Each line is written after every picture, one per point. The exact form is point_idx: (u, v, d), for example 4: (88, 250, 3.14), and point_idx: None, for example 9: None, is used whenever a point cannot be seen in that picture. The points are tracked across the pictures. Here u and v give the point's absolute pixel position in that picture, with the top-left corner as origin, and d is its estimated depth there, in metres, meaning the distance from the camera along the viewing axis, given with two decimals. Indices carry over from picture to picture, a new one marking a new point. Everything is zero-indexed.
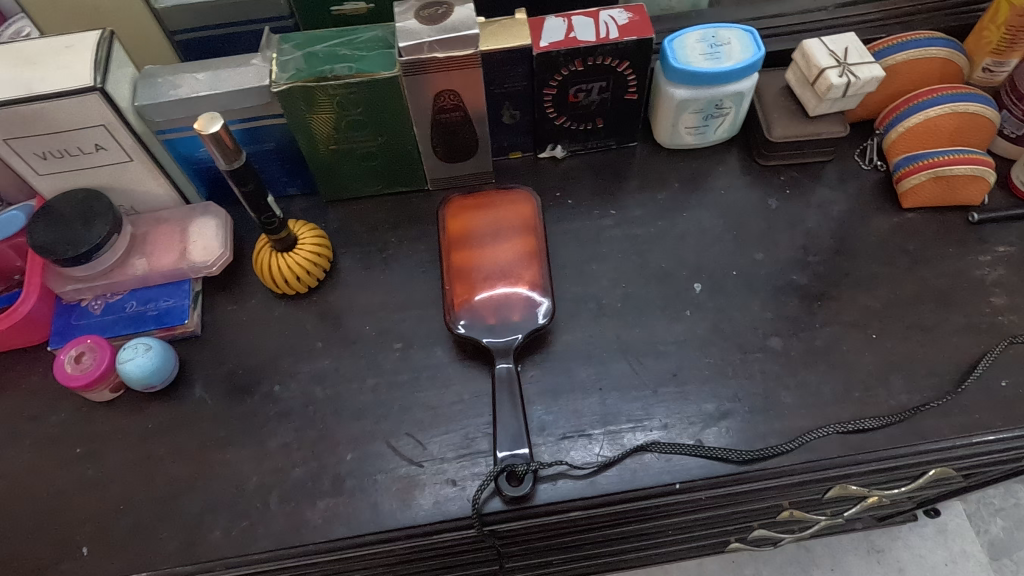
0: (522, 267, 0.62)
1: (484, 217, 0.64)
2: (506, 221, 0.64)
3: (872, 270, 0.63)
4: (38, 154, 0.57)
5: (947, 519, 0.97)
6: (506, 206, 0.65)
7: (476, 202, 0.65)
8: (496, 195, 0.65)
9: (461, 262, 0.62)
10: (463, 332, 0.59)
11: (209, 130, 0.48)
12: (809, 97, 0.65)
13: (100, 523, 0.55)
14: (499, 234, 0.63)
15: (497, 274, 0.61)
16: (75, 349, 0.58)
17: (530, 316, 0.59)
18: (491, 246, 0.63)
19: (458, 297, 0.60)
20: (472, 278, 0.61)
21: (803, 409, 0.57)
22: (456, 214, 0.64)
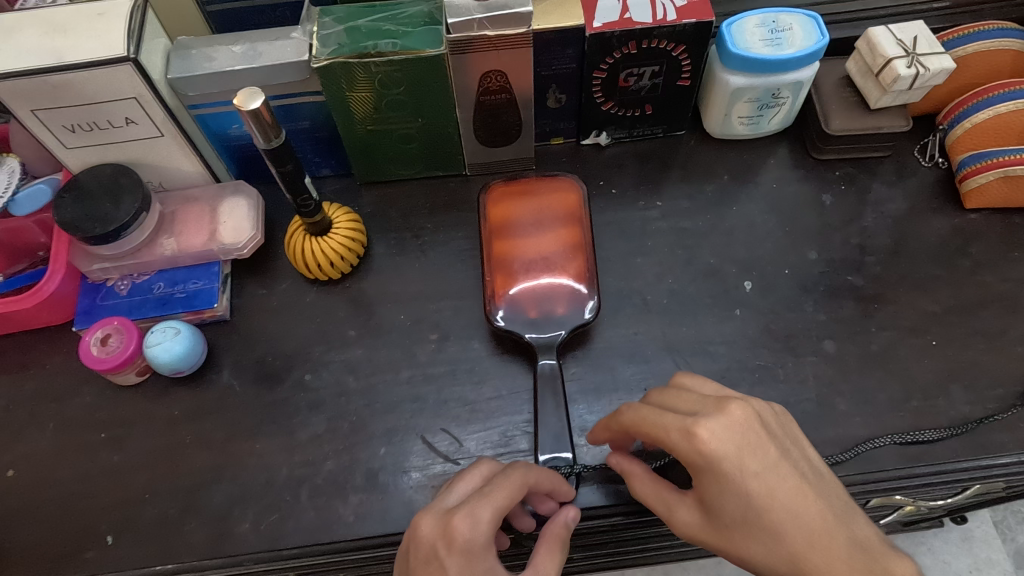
0: (566, 260, 0.59)
1: (526, 206, 0.61)
2: (549, 212, 0.61)
3: (933, 273, 0.60)
4: (66, 127, 0.55)
5: (973, 525, 0.90)
6: (550, 195, 0.62)
7: (516, 189, 0.62)
8: (538, 182, 0.62)
9: (502, 252, 0.59)
10: (504, 325, 0.56)
11: (249, 107, 0.46)
12: (871, 88, 0.61)
13: (125, 512, 0.53)
14: (542, 224, 0.61)
15: (541, 267, 0.59)
16: (101, 331, 0.56)
17: (574, 311, 0.57)
18: (534, 237, 0.60)
19: (498, 289, 0.58)
20: (514, 270, 0.59)
21: (859, 417, 0.54)
22: (497, 202, 0.61)
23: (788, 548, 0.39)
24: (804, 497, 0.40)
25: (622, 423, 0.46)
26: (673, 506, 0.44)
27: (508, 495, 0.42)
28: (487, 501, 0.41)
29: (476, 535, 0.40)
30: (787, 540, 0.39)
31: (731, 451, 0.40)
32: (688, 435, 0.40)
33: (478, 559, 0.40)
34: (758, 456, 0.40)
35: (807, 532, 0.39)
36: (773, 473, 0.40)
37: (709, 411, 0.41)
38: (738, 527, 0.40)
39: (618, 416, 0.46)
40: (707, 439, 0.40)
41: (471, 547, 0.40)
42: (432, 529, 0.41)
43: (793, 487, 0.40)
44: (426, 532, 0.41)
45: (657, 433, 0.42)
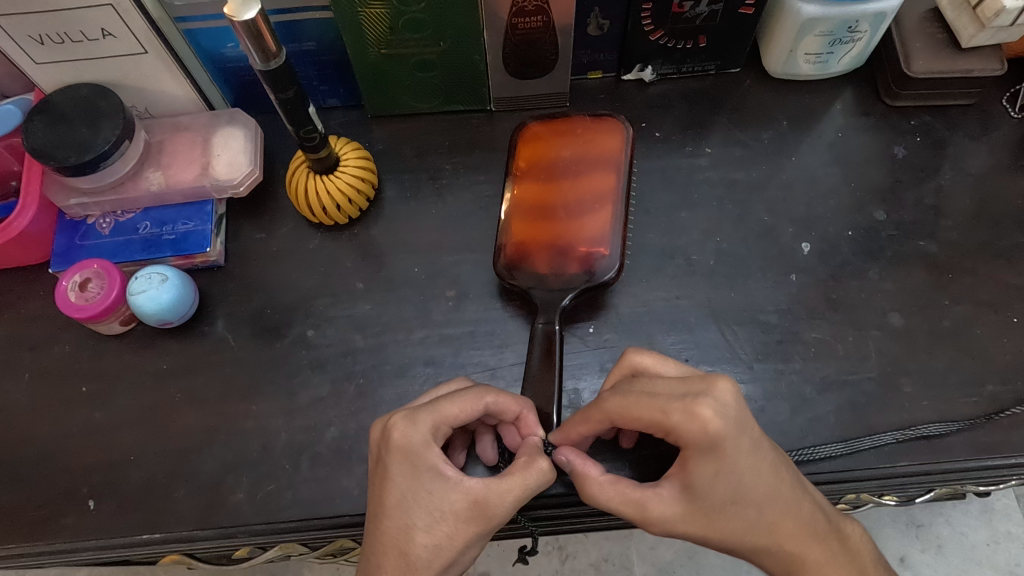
0: (596, 210, 0.52)
1: (564, 145, 0.54)
2: (585, 154, 0.54)
3: (1017, 240, 0.53)
4: (34, 37, 0.48)
5: (995, 498, 0.83)
6: (590, 135, 0.54)
7: (558, 126, 0.55)
8: (584, 120, 0.55)
9: (526, 193, 0.53)
10: (516, 281, 0.51)
11: (241, 17, 0.38)
12: (965, 24, 0.53)
13: (108, 475, 0.49)
14: (577, 166, 0.54)
15: (565, 214, 0.52)
16: (80, 275, 0.50)
17: (589, 269, 0.50)
18: (563, 179, 0.53)
19: (512, 241, 0.52)
20: (535, 216, 0.52)
21: (926, 401, 0.48)
22: (533, 138, 0.55)
23: (767, 519, 0.37)
24: (780, 473, 0.37)
25: (599, 406, 0.39)
26: (647, 505, 0.37)
27: (463, 413, 0.40)
28: (431, 408, 0.39)
29: (411, 436, 0.38)
30: (767, 513, 0.37)
31: (733, 432, 0.35)
32: (691, 415, 0.35)
33: (416, 461, 0.38)
34: (749, 435, 0.36)
35: (784, 503, 0.37)
36: (757, 460, 0.36)
37: (703, 390, 0.36)
38: (726, 509, 0.36)
39: (597, 405, 0.39)
40: (712, 418, 0.35)
41: (416, 458, 0.38)
42: (378, 429, 0.40)
43: (775, 468, 0.37)
44: (376, 433, 0.40)
45: (648, 417, 0.37)
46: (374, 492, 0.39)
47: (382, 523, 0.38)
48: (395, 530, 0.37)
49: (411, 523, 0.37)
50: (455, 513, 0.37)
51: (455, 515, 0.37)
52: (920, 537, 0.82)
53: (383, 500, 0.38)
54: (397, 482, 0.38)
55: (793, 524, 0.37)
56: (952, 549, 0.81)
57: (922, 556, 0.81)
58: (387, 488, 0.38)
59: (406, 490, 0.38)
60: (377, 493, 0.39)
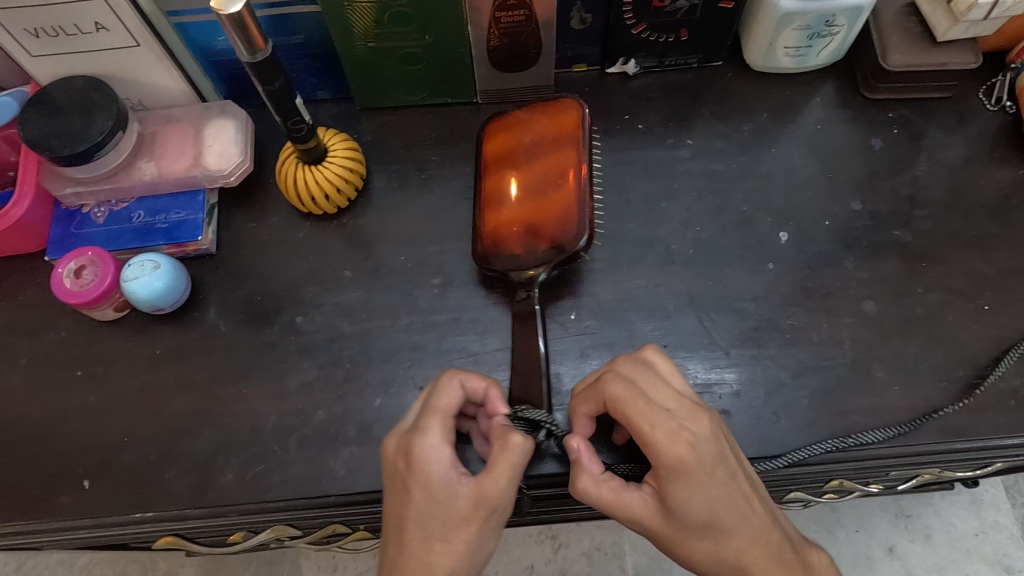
0: (556, 187, 0.52)
1: (525, 133, 0.55)
2: (543, 136, 0.54)
3: (990, 230, 0.54)
4: (30, 31, 0.49)
5: (983, 488, 0.84)
6: (546, 118, 0.55)
7: (516, 117, 0.56)
8: (538, 105, 0.55)
9: (496, 188, 0.54)
10: (495, 266, 0.52)
11: (227, 11, 0.39)
12: (940, 18, 0.54)
13: (102, 456, 0.50)
14: (537, 150, 0.54)
15: (530, 196, 0.53)
16: (75, 262, 0.51)
17: (557, 241, 0.51)
18: (527, 166, 0.54)
19: (485, 231, 0.54)
20: (505, 205, 0.54)
21: (897, 386, 0.50)
22: (496, 133, 0.56)
23: (732, 548, 0.39)
24: (752, 504, 0.39)
25: (600, 397, 0.41)
26: (629, 503, 0.40)
27: (452, 408, 0.42)
28: (434, 415, 0.41)
29: (426, 447, 0.40)
30: (732, 543, 0.39)
31: (710, 462, 0.38)
32: (679, 440, 0.38)
33: (427, 471, 0.39)
34: (726, 468, 0.38)
35: (752, 532, 0.39)
36: (727, 495, 0.38)
37: (687, 418, 0.39)
38: (696, 529, 0.39)
39: (596, 388, 0.41)
40: (690, 449, 0.38)
41: (428, 471, 0.39)
42: (392, 445, 0.42)
43: (746, 501, 0.39)
44: (390, 448, 0.42)
45: (638, 424, 0.39)
46: (392, 508, 0.40)
47: (405, 540, 0.39)
48: (417, 544, 0.39)
49: (431, 534, 0.39)
50: (463, 515, 0.39)
51: (465, 518, 0.39)
52: (909, 528, 0.83)
53: (403, 514, 0.39)
54: (412, 496, 0.39)
55: (757, 556, 0.39)
56: (940, 539, 0.83)
57: (910, 546, 0.83)
58: (405, 503, 0.39)
59: (422, 501, 0.39)
60: (395, 508, 0.40)
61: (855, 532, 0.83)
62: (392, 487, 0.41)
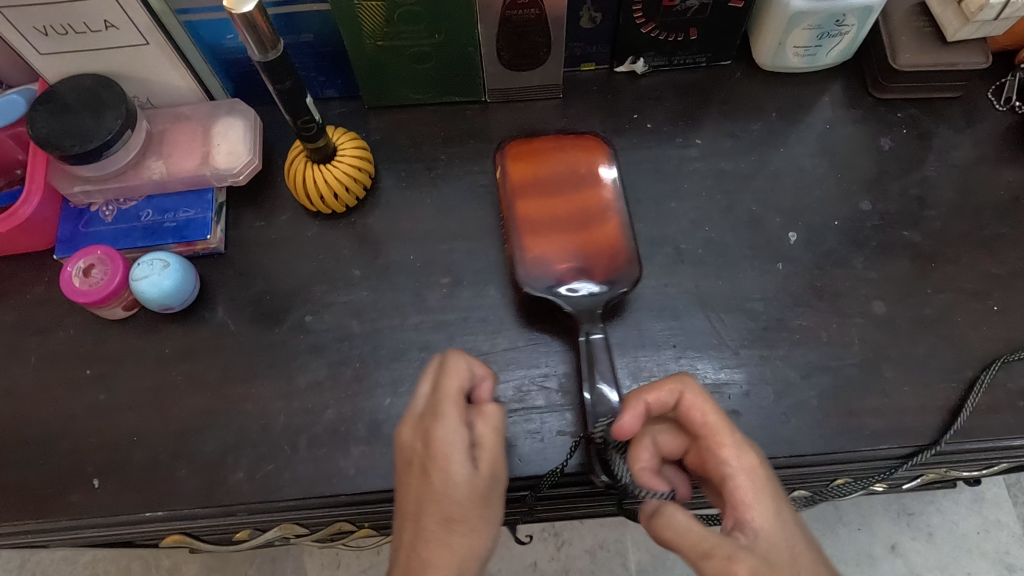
0: (594, 223, 0.54)
1: (555, 162, 0.55)
2: (581, 166, 0.55)
3: (1000, 231, 0.54)
4: (38, 29, 0.49)
5: (986, 487, 0.85)
6: (577, 153, 0.56)
7: (543, 145, 0.56)
8: (572, 138, 0.56)
9: (525, 211, 0.54)
10: (530, 291, 0.51)
11: (241, 10, 0.39)
12: (951, 17, 0.54)
13: (111, 454, 0.50)
14: (567, 183, 0.55)
15: (563, 226, 0.54)
16: (84, 261, 0.51)
17: (616, 277, 0.52)
18: (556, 197, 0.54)
19: (523, 257, 0.52)
20: (541, 232, 0.53)
21: (906, 387, 0.50)
22: (516, 163, 0.55)
23: None
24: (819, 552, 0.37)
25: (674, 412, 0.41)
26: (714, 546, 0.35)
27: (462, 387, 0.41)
28: (450, 398, 0.41)
29: (444, 429, 0.39)
30: None
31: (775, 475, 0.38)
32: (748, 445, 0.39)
33: (440, 450, 0.39)
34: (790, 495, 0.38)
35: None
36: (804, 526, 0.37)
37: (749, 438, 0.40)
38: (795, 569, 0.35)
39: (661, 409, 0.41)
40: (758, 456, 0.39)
41: (450, 457, 0.39)
42: (407, 433, 0.41)
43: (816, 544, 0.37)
44: (407, 436, 0.41)
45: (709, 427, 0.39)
46: (408, 494, 0.40)
47: (424, 522, 0.38)
48: (437, 528, 0.38)
49: (451, 514, 0.38)
50: (477, 500, 0.39)
51: (480, 501, 0.39)
52: (911, 526, 0.83)
53: (423, 499, 0.39)
54: (428, 479, 0.39)
55: None
56: (942, 537, 0.83)
57: (913, 544, 0.83)
58: (426, 486, 0.39)
59: (443, 484, 0.38)
60: (412, 492, 0.39)
61: (857, 530, 0.83)
62: (408, 472, 0.40)
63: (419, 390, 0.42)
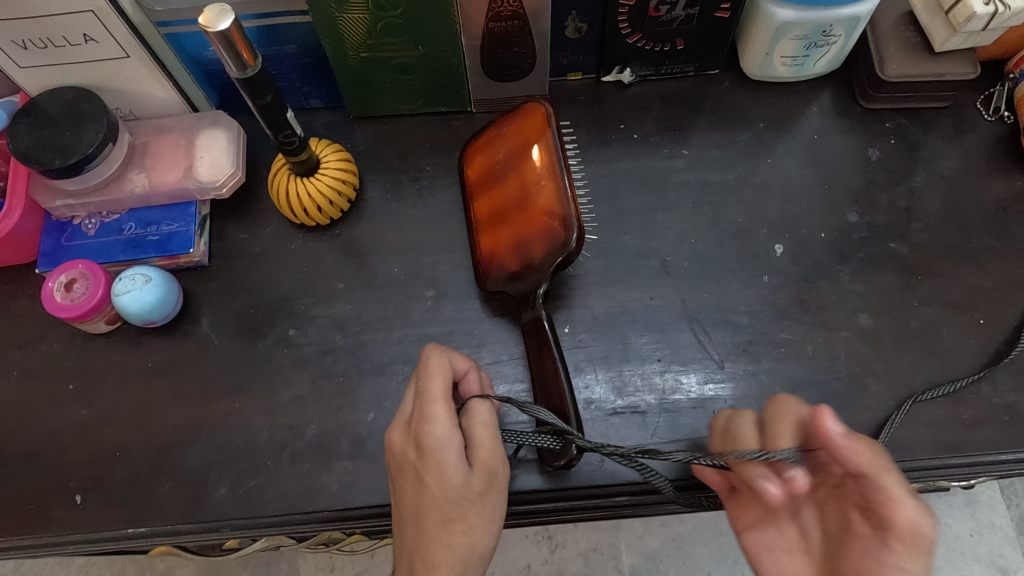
0: (534, 196, 0.48)
1: (497, 150, 0.53)
2: (518, 143, 0.51)
3: (987, 243, 0.54)
4: (18, 43, 0.48)
5: (979, 488, 0.84)
6: (515, 126, 0.51)
7: (489, 135, 0.54)
8: (505, 118, 0.53)
9: (482, 207, 0.54)
10: (495, 288, 0.52)
11: (216, 29, 0.39)
12: (939, 28, 0.53)
13: (95, 470, 0.50)
14: (508, 165, 0.52)
15: (511, 213, 0.51)
16: (65, 276, 0.51)
17: (548, 249, 0.47)
18: (504, 180, 0.52)
19: (482, 255, 0.53)
20: (494, 227, 0.52)
21: (892, 401, 0.50)
22: (477, 154, 0.55)
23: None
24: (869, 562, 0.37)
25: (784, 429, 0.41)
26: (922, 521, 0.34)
27: (447, 386, 0.41)
28: (433, 399, 0.40)
29: (426, 434, 0.40)
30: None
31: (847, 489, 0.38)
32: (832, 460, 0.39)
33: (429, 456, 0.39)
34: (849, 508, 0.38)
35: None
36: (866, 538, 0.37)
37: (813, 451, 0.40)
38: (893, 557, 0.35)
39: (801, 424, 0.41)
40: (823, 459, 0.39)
41: (443, 458, 0.39)
42: (398, 437, 0.41)
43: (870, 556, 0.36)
44: (398, 439, 0.41)
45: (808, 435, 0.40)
46: (404, 497, 0.41)
47: (425, 526, 0.39)
48: (437, 529, 0.39)
49: (450, 516, 0.39)
50: (475, 492, 0.40)
51: (484, 484, 0.40)
52: None
53: (420, 502, 0.39)
54: (421, 483, 0.40)
55: None
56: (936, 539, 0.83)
57: None
58: (421, 493, 0.39)
59: (438, 490, 0.39)
60: (408, 495, 0.40)
61: None
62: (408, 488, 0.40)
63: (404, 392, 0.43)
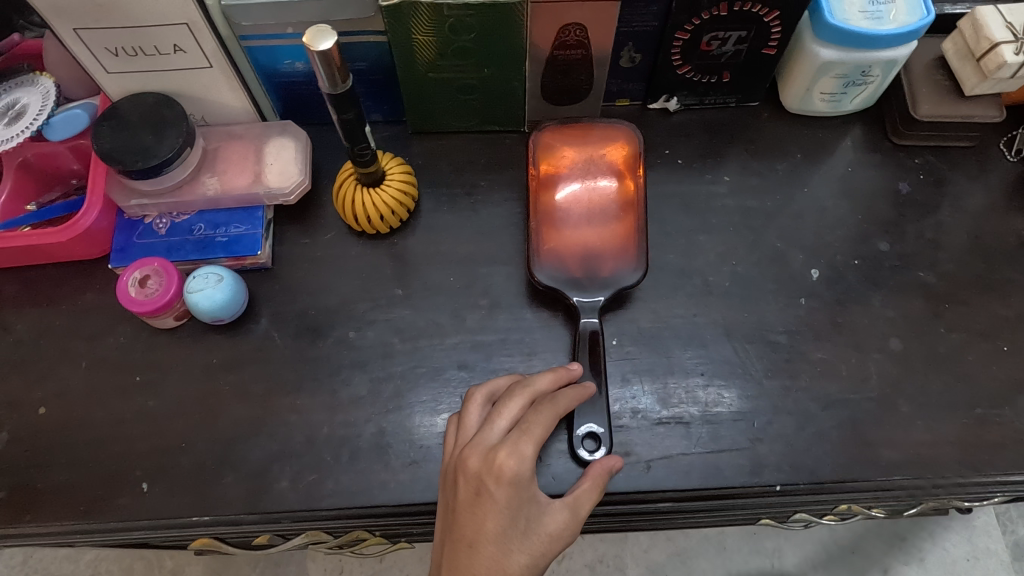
0: (615, 217, 0.57)
1: (579, 158, 0.59)
2: (602, 163, 0.59)
3: (1009, 275, 0.57)
4: (110, 50, 0.51)
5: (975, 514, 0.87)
6: (604, 150, 0.59)
7: (574, 139, 0.59)
8: (595, 128, 0.59)
9: (550, 202, 0.58)
10: (547, 282, 0.55)
11: (318, 48, 0.42)
12: (969, 73, 0.57)
13: (160, 460, 0.52)
14: (596, 177, 0.59)
15: (584, 222, 0.57)
16: (140, 272, 0.53)
17: (621, 273, 0.55)
18: (584, 187, 0.58)
19: (542, 244, 0.56)
20: (561, 223, 0.57)
21: (920, 421, 0.53)
22: (552, 148, 0.59)
23: None
24: None
25: None
26: None
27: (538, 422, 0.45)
28: (529, 437, 0.44)
29: (519, 468, 0.43)
30: None
31: None
32: None
33: (520, 491, 0.43)
34: None
35: None
36: None
37: None
38: None
39: None
40: None
41: (505, 486, 0.43)
42: (478, 460, 0.43)
43: None
44: (474, 463, 0.43)
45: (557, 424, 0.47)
46: (470, 522, 0.42)
47: (481, 553, 0.42)
48: (490, 562, 0.42)
49: (510, 549, 0.42)
50: (536, 543, 0.43)
51: (538, 547, 0.43)
52: (904, 550, 0.85)
53: (481, 527, 0.42)
54: (498, 511, 0.42)
55: None
56: (933, 562, 0.85)
57: (904, 568, 0.85)
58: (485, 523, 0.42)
59: (510, 517, 0.43)
60: (474, 520, 0.42)
61: (850, 553, 0.86)
62: (498, 429, 0.45)
63: (495, 419, 0.45)
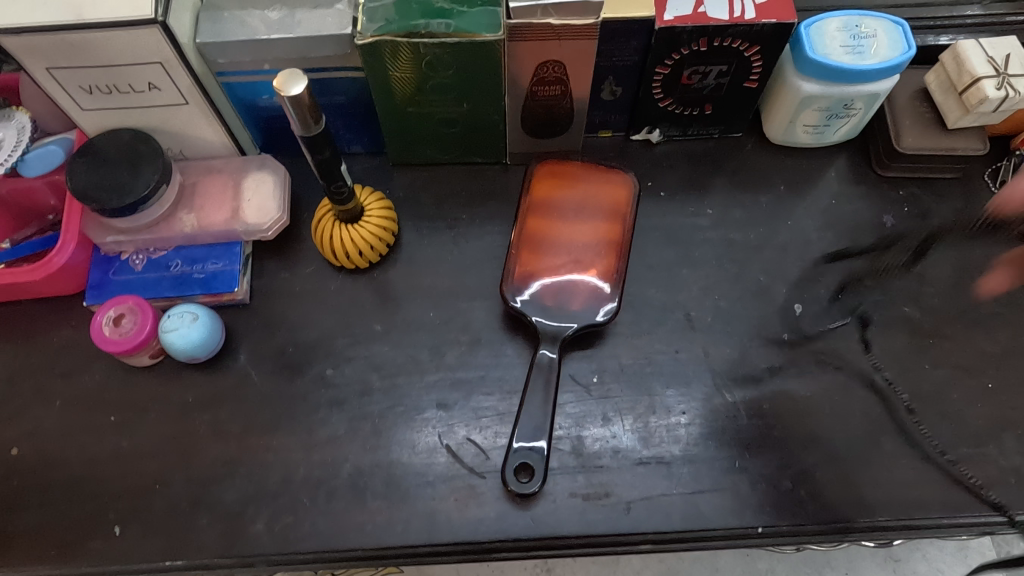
0: (598, 255, 0.56)
1: (572, 192, 0.58)
2: (594, 201, 0.58)
3: (994, 310, 0.57)
4: (84, 88, 0.51)
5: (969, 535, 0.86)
6: (597, 188, 0.58)
7: (570, 174, 0.59)
8: (592, 170, 0.59)
9: (534, 231, 0.57)
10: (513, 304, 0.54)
11: (289, 93, 0.41)
12: (952, 106, 0.57)
13: (134, 502, 0.51)
14: (586, 213, 0.58)
15: (567, 254, 0.56)
16: (115, 310, 0.53)
17: (589, 312, 0.54)
18: (571, 221, 0.58)
19: (517, 270, 0.56)
20: (541, 251, 0.56)
21: (904, 460, 0.52)
22: (546, 179, 0.59)
23: None
24: None
25: None
26: None
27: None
28: None
29: None
30: None
31: None
32: None
33: None
34: None
35: None
36: None
37: None
38: None
39: None
40: None
41: None
42: None
43: None
44: None
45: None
46: None
47: None
48: None
49: None
50: None
51: None
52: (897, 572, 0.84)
53: None
54: None
55: None
56: None
57: None
58: None
59: None
60: None
61: None
62: None
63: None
